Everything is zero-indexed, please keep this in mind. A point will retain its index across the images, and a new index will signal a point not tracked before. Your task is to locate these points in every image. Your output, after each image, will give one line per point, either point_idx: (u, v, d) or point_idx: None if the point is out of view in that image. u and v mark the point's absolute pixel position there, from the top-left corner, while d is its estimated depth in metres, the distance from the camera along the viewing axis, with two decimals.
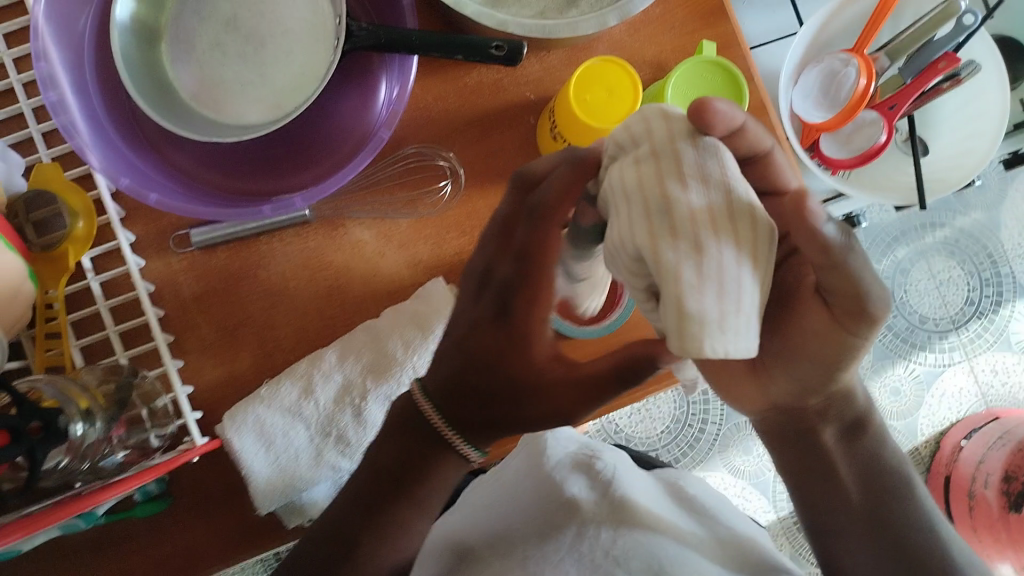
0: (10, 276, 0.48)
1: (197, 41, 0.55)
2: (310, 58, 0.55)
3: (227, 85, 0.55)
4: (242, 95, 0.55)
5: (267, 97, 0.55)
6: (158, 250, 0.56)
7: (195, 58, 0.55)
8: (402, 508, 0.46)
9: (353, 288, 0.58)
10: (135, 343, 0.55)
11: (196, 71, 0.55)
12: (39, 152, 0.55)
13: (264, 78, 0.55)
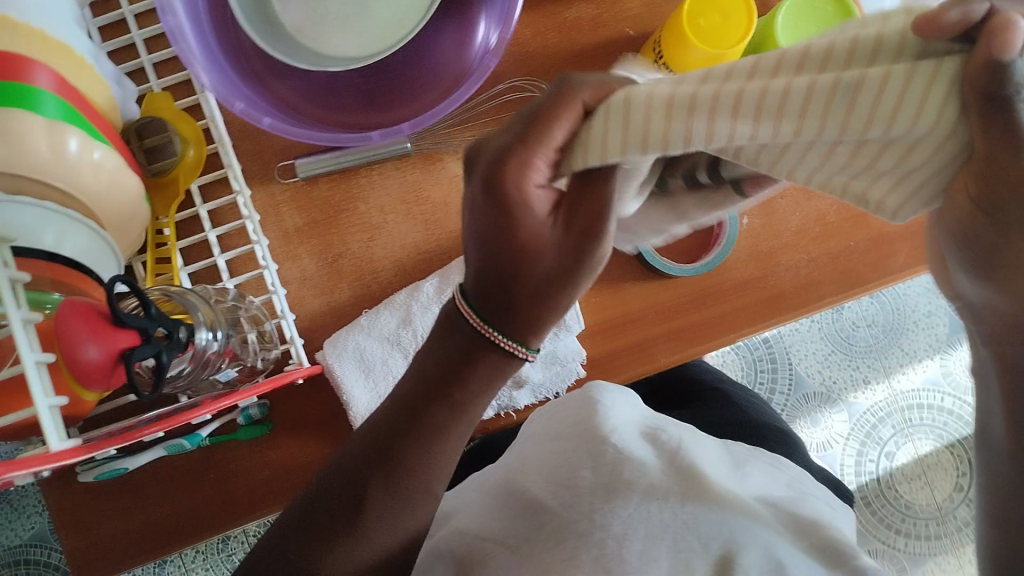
0: (128, 198, 0.51)
1: None
2: None
3: (330, 17, 0.55)
4: (345, 27, 0.55)
5: (373, 29, 0.55)
6: (262, 181, 0.57)
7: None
8: (442, 415, 0.40)
9: (451, 223, 0.59)
10: (239, 272, 0.57)
11: (301, 4, 0.56)
12: (151, 82, 0.56)
13: (367, 9, 0.55)
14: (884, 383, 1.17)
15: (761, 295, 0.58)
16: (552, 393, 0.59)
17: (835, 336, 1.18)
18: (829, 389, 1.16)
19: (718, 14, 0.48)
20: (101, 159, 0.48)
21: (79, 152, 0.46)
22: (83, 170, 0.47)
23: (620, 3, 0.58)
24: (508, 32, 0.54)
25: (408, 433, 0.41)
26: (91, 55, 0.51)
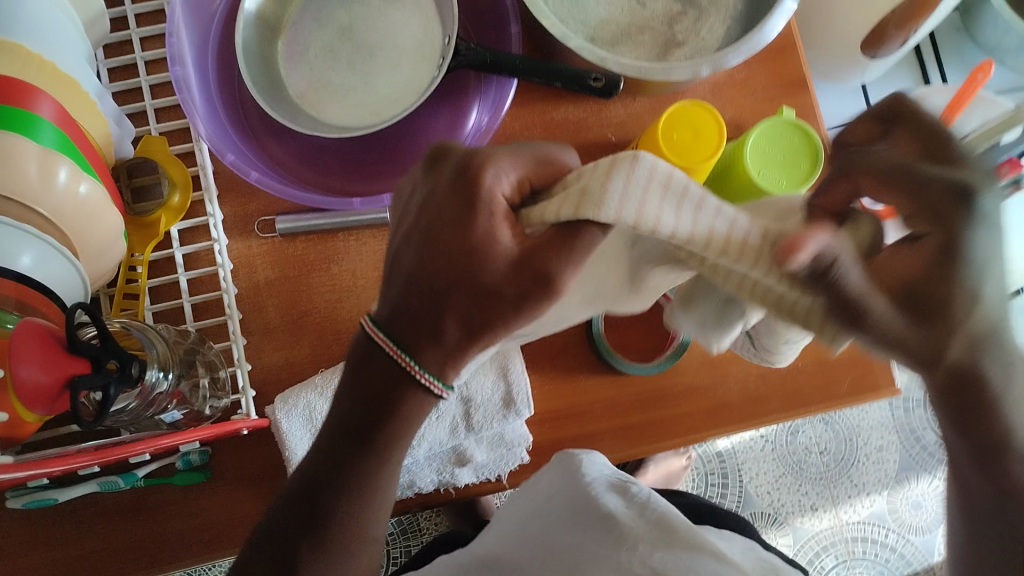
0: (107, 231, 0.52)
1: (311, 46, 0.59)
2: (413, 73, 0.58)
3: (332, 88, 0.59)
4: (345, 99, 0.58)
5: (370, 104, 0.58)
6: (241, 232, 0.59)
7: (309, 61, 0.59)
8: (370, 450, 0.41)
9: None
10: (204, 316, 0.57)
11: (309, 72, 0.59)
12: (150, 125, 0.58)
13: (368, 86, 0.58)
14: (831, 512, 1.17)
15: (703, 404, 0.60)
16: (493, 475, 0.59)
17: (787, 459, 1.19)
18: (776, 511, 1.17)
19: (691, 132, 0.51)
20: (87, 192, 0.49)
21: (67, 183, 0.48)
22: (69, 199, 0.48)
23: (606, 109, 0.60)
24: (497, 123, 0.57)
25: (348, 472, 0.42)
26: (96, 92, 0.54)
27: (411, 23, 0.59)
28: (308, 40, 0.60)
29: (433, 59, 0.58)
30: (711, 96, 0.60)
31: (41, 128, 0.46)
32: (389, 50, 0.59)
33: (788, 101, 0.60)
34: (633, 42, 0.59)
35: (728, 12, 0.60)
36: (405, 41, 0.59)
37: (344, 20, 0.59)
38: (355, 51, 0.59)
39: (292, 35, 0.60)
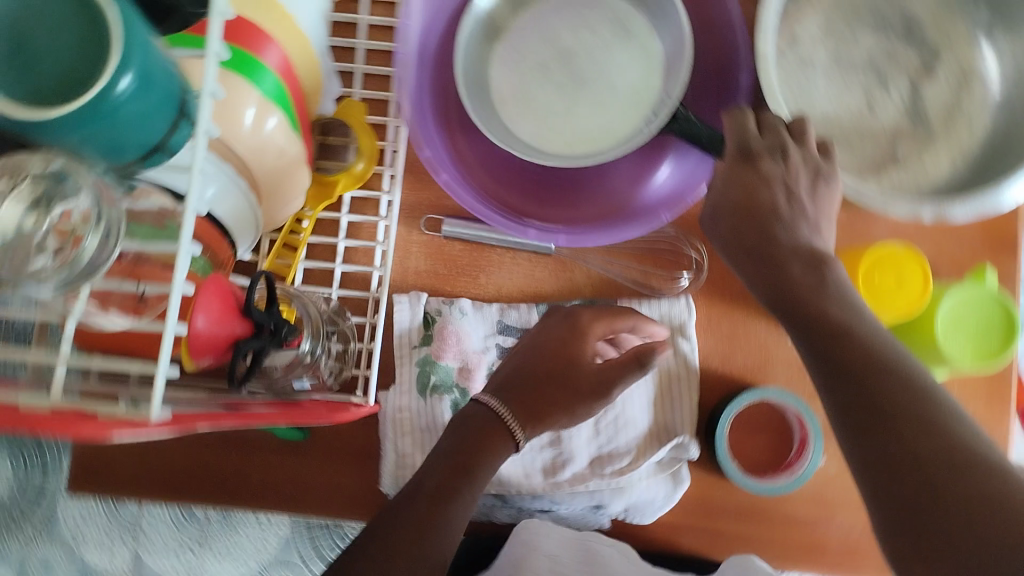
0: (294, 185, 0.51)
1: (528, 55, 0.60)
2: (621, 118, 0.58)
3: (533, 104, 0.59)
4: (540, 117, 0.59)
5: (566, 134, 0.59)
6: (410, 217, 0.59)
7: (525, 70, 0.60)
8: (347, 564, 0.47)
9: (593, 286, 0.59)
10: (348, 287, 0.58)
11: (513, 82, 0.60)
12: (353, 89, 0.58)
13: (570, 114, 0.59)
14: None
15: (802, 536, 0.57)
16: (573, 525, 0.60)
17: None
18: None
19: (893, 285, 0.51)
20: (287, 147, 0.48)
21: (273, 132, 0.47)
22: (272, 150, 0.47)
23: None
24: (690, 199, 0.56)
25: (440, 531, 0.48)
26: (319, 46, 0.54)
27: (633, 70, 0.59)
28: (526, 48, 0.60)
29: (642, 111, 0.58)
30: (913, 231, 0.57)
31: (262, 73, 0.46)
32: (604, 84, 0.59)
33: (992, 262, 0.57)
34: (850, 147, 0.57)
35: (959, 152, 0.57)
36: (619, 83, 0.59)
37: (567, 41, 0.60)
38: (569, 75, 0.60)
39: (511, 38, 0.60)
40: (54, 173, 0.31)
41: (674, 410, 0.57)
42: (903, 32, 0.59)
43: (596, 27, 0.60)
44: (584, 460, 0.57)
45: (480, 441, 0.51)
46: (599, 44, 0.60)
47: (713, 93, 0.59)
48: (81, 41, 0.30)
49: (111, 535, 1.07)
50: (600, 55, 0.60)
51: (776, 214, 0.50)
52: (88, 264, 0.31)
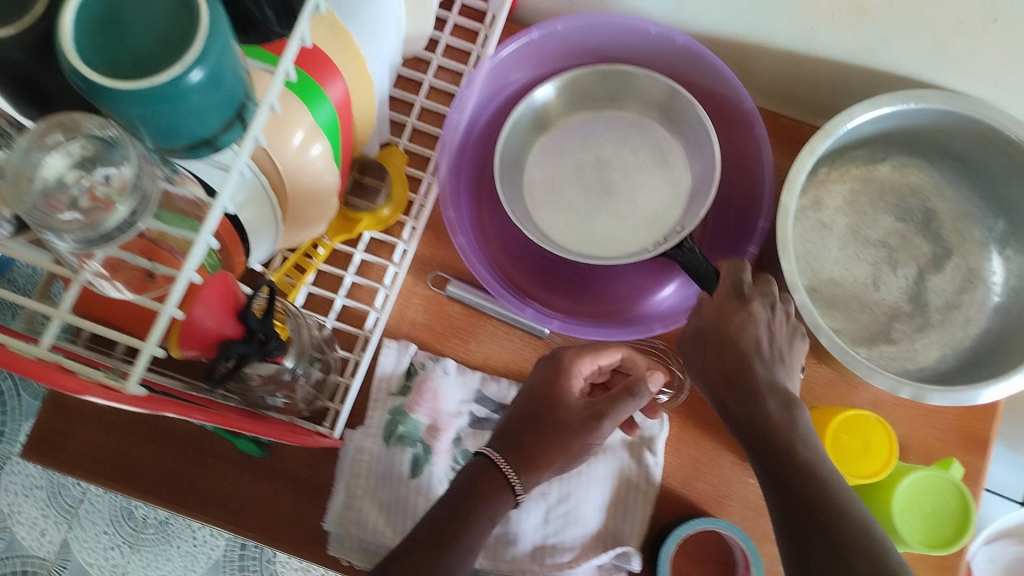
0: (320, 211, 0.53)
1: (566, 155, 0.65)
2: (636, 233, 0.62)
3: (557, 200, 0.64)
4: (561, 213, 0.63)
5: (582, 232, 0.62)
6: (421, 271, 0.61)
7: (564, 170, 0.64)
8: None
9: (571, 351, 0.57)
10: (344, 321, 0.59)
11: (549, 177, 0.64)
12: (401, 140, 0.61)
13: (590, 217, 0.63)
14: None
15: None
16: None
17: None
18: None
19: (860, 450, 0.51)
20: (325, 175, 0.51)
21: (315, 158, 0.49)
22: (310, 174, 0.50)
23: None
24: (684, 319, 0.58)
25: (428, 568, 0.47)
26: (380, 93, 0.57)
27: (658, 194, 0.63)
28: (566, 147, 0.65)
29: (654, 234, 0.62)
30: (891, 405, 0.59)
31: (322, 103, 0.48)
32: (630, 199, 0.63)
33: (961, 455, 0.59)
34: (848, 313, 0.61)
35: (950, 342, 0.60)
36: (643, 201, 0.63)
37: (605, 152, 0.64)
38: (600, 181, 0.64)
39: (556, 134, 0.65)
40: (108, 142, 0.33)
41: (626, 517, 0.57)
42: (921, 226, 0.63)
43: (635, 145, 0.64)
44: (528, 546, 0.56)
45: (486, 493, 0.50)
46: (635, 161, 0.64)
47: (730, 234, 0.62)
48: (163, 35, 0.32)
49: (47, 517, 1.04)
50: (633, 170, 0.64)
51: (758, 353, 0.51)
52: (114, 231, 0.32)
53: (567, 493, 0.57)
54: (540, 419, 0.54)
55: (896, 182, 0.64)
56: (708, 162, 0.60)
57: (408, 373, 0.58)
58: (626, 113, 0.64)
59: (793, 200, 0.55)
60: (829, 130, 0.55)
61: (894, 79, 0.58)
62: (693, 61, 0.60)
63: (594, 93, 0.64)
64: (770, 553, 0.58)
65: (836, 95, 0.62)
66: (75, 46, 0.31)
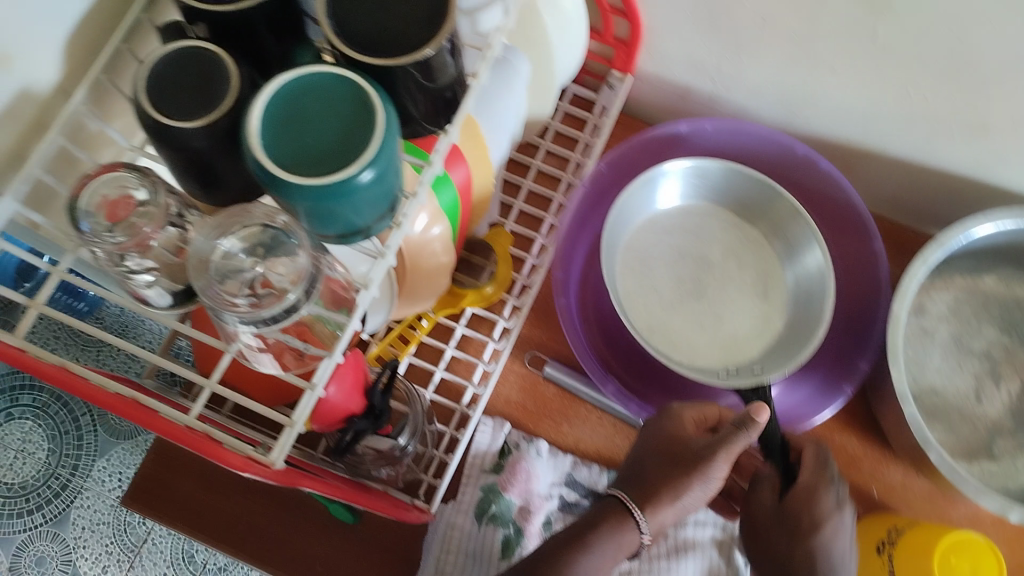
0: (432, 288, 0.55)
1: (670, 244, 0.66)
2: (735, 330, 0.63)
3: (656, 284, 0.64)
4: (661, 298, 0.64)
5: (657, 318, 0.63)
6: (520, 350, 0.63)
7: (661, 242, 0.66)
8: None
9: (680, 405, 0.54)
10: (441, 393, 0.60)
11: (644, 245, 0.65)
12: (507, 221, 0.64)
13: (689, 306, 0.63)
14: None
15: None
16: None
17: None
18: None
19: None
20: (443, 256, 0.53)
21: (436, 238, 0.51)
22: (429, 254, 0.51)
23: (883, 468, 0.61)
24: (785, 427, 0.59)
25: None
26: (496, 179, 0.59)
27: (747, 319, 0.63)
28: (673, 237, 0.66)
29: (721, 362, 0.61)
30: (989, 523, 0.59)
31: (448, 187, 0.50)
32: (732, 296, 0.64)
33: None
34: (948, 425, 0.60)
35: None
36: (728, 320, 0.63)
37: (711, 248, 0.65)
38: (702, 274, 0.65)
39: (663, 224, 0.66)
40: (279, 229, 0.35)
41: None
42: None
43: (743, 256, 0.66)
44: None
45: (609, 529, 0.49)
46: (736, 276, 0.65)
47: (827, 357, 0.62)
48: (343, 137, 0.34)
49: (110, 554, 1.04)
50: (730, 284, 0.65)
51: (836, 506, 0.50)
52: (281, 313, 0.34)
53: None
54: (667, 452, 0.51)
55: (1001, 294, 0.63)
56: (816, 304, 0.60)
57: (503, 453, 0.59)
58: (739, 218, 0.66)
59: (903, 310, 0.55)
60: (942, 241, 0.56)
61: (1007, 194, 0.59)
62: (830, 185, 0.63)
63: (725, 192, 0.66)
64: None
65: (946, 205, 0.62)
66: (264, 144, 0.34)
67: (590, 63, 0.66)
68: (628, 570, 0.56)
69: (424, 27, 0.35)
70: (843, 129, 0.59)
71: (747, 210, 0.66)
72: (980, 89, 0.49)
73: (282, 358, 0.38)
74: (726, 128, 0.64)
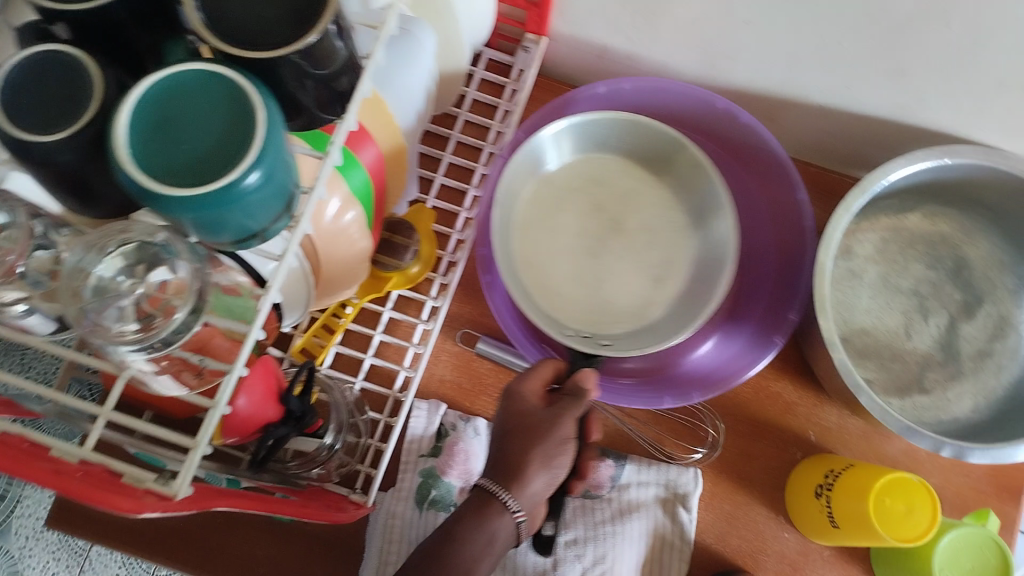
0: (353, 275, 0.52)
1: (567, 210, 0.63)
2: (626, 298, 0.61)
3: (551, 254, 0.62)
4: (562, 270, 0.62)
5: (539, 261, 0.62)
6: (451, 328, 0.61)
7: (566, 197, 0.63)
8: None
9: (523, 382, 0.51)
10: (372, 380, 0.59)
11: (543, 210, 0.63)
12: (428, 196, 0.61)
13: (590, 277, 0.62)
14: None
15: None
16: None
17: None
18: None
19: (904, 518, 0.51)
20: (358, 242, 0.50)
21: (350, 223, 0.48)
22: (344, 242, 0.49)
23: (819, 412, 0.61)
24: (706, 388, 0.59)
25: None
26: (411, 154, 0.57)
27: (637, 284, 0.62)
28: (570, 202, 0.63)
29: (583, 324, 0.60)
30: (923, 454, 0.60)
31: (357, 170, 0.47)
32: (627, 264, 0.62)
33: (995, 506, 0.59)
34: (880, 364, 0.61)
35: (984, 391, 0.60)
36: (610, 288, 0.62)
37: (610, 214, 0.63)
38: (598, 241, 0.63)
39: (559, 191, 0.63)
40: (160, 246, 0.32)
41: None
42: (951, 275, 0.64)
43: (659, 230, 0.63)
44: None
45: (477, 520, 0.44)
46: (639, 250, 0.63)
47: (758, 310, 0.63)
48: (220, 138, 0.31)
49: (58, 560, 1.01)
50: (631, 255, 0.63)
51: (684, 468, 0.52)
52: (171, 334, 0.32)
53: (603, 553, 0.56)
54: (521, 425, 0.48)
55: (925, 231, 0.65)
56: (707, 291, 0.58)
57: (439, 436, 0.58)
58: (640, 183, 0.64)
59: (829, 259, 0.54)
60: (863, 186, 0.55)
61: (927, 134, 0.59)
62: (758, 137, 0.61)
63: (636, 156, 0.63)
64: None
65: (868, 147, 0.62)
66: (130, 152, 0.30)
67: (501, 28, 0.63)
68: (573, 539, 0.57)
69: (297, 24, 0.32)
70: (762, 78, 0.58)
71: (674, 183, 0.63)
72: (896, 31, 0.48)
73: (181, 377, 0.36)
74: (645, 86, 0.62)
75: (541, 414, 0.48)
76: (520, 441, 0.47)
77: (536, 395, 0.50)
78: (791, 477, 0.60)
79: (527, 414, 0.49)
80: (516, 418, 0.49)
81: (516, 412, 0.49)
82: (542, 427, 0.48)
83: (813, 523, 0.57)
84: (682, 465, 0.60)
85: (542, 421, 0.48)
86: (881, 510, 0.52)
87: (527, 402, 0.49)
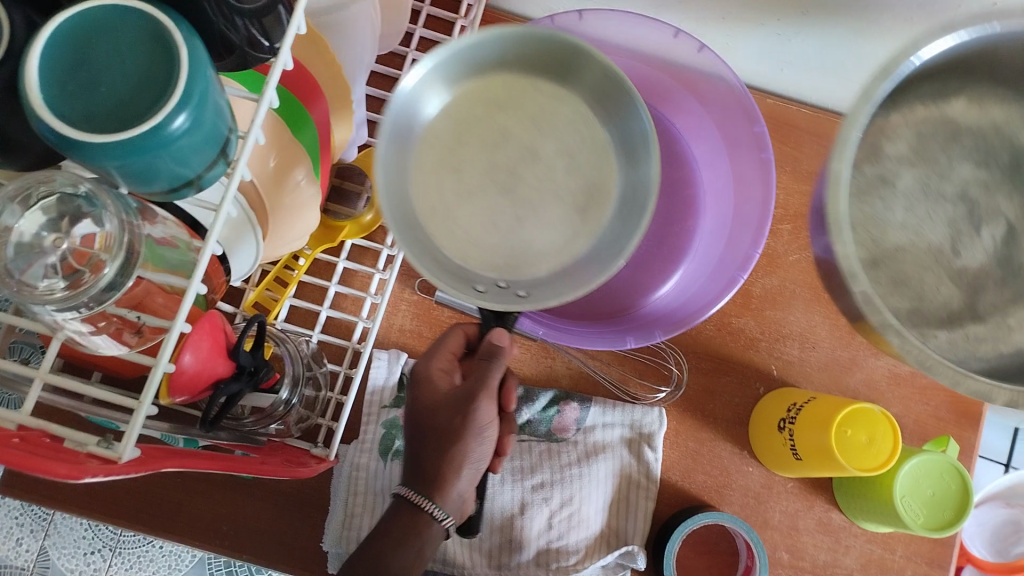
0: (303, 224, 0.50)
1: (461, 150, 0.52)
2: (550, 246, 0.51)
3: (449, 213, 0.51)
4: (463, 229, 0.51)
5: (444, 209, 0.51)
6: (410, 276, 0.60)
7: (453, 133, 0.52)
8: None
9: (433, 367, 0.51)
10: (330, 332, 0.58)
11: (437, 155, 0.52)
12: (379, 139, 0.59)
13: (501, 230, 0.52)
14: None
15: None
16: None
17: None
18: None
19: (863, 449, 0.52)
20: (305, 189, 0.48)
21: (296, 171, 0.46)
22: (289, 189, 0.47)
23: (781, 346, 0.62)
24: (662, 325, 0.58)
25: None
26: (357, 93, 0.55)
27: (560, 222, 0.52)
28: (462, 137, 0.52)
29: (498, 271, 0.51)
30: (883, 384, 0.61)
31: (300, 115, 0.45)
32: (540, 201, 0.52)
33: (953, 431, 0.60)
34: None
35: None
36: (530, 230, 0.52)
37: (509, 137, 0.52)
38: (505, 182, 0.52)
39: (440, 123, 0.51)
40: (85, 198, 0.30)
41: (629, 516, 0.57)
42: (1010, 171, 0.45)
43: (577, 152, 0.52)
44: (532, 552, 0.55)
45: (405, 533, 0.45)
46: (557, 177, 0.53)
47: (718, 249, 0.63)
48: (140, 78, 0.29)
49: (22, 526, 0.99)
50: (544, 188, 0.52)
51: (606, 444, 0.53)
52: (101, 291, 0.30)
53: (571, 496, 0.57)
54: (432, 423, 0.49)
55: None
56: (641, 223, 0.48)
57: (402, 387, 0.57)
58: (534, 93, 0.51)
59: None
60: None
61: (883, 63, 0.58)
62: (717, 70, 0.59)
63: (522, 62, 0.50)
64: (772, 535, 0.59)
65: (821, 75, 0.62)
66: (44, 97, 0.28)
67: None
68: (540, 483, 0.57)
69: None
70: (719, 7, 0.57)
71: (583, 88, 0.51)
72: None
73: (121, 335, 0.34)
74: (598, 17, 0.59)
75: (450, 407, 0.49)
76: (436, 441, 0.48)
77: (445, 379, 0.51)
78: (755, 412, 0.60)
79: (439, 406, 0.49)
80: (429, 414, 0.49)
81: (428, 407, 0.50)
82: (451, 423, 0.48)
83: (777, 457, 0.57)
84: (647, 405, 0.60)
85: (452, 419, 0.48)
86: (845, 442, 0.52)
87: (437, 390, 0.50)
